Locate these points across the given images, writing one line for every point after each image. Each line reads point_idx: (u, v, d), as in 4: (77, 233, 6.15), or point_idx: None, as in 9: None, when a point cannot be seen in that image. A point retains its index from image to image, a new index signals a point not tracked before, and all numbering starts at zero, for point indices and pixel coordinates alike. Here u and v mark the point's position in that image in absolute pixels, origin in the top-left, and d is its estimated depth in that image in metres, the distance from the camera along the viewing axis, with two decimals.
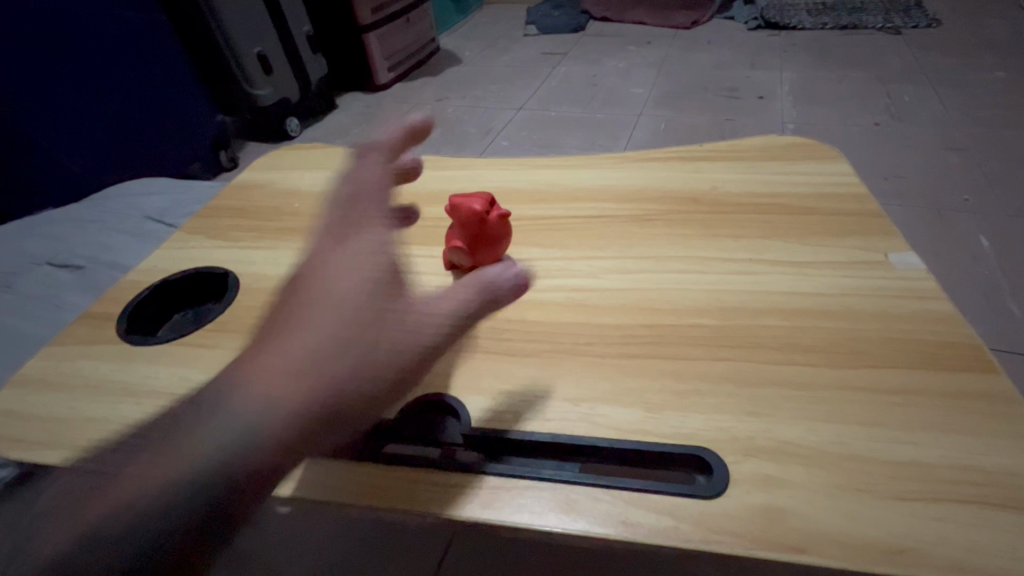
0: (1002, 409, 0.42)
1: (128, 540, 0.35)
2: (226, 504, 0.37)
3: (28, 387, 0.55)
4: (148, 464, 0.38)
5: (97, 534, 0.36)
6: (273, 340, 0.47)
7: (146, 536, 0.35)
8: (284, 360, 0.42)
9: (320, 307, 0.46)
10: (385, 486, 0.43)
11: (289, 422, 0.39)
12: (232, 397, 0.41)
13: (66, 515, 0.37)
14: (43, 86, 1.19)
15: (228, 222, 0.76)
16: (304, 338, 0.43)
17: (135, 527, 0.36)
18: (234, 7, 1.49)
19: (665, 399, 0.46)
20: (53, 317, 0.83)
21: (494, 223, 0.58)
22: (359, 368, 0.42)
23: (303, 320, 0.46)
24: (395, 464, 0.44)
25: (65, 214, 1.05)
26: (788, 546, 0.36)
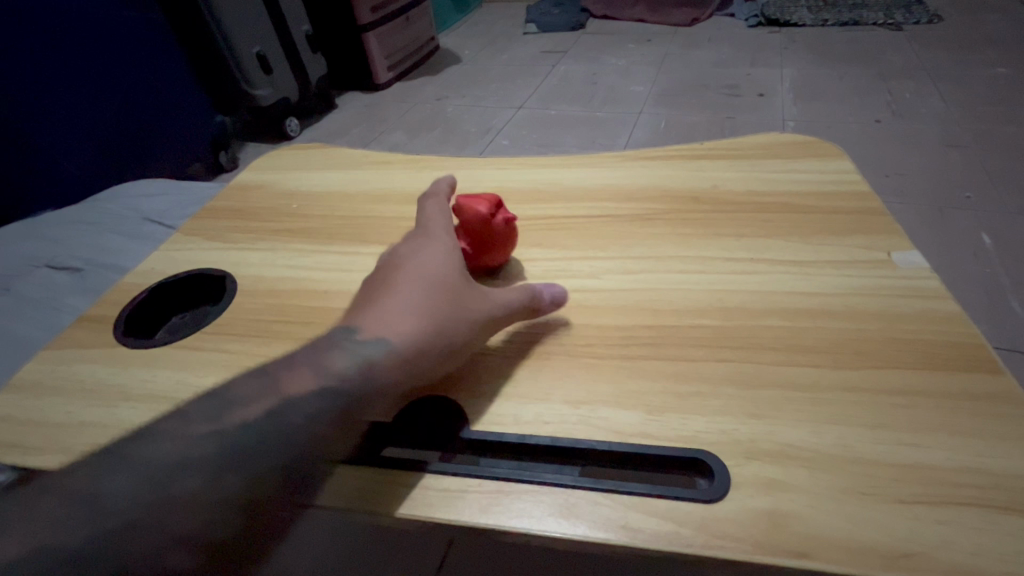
0: (1009, 410, 0.42)
1: (199, 483, 0.33)
2: (307, 458, 0.36)
3: (24, 391, 0.55)
4: (222, 411, 0.36)
5: (158, 476, 0.33)
6: (354, 301, 0.48)
7: (218, 481, 0.33)
8: (379, 318, 0.44)
9: (408, 271, 0.47)
10: (381, 492, 0.42)
11: (383, 378, 0.41)
12: (314, 357, 0.41)
13: (114, 457, 0.34)
14: (41, 88, 1.18)
15: (226, 223, 0.75)
16: (395, 299, 0.45)
17: (207, 472, 0.33)
18: (232, 7, 1.48)
19: (666, 401, 0.45)
20: (51, 320, 0.83)
21: (499, 226, 0.57)
22: (444, 334, 0.44)
23: (392, 280, 0.47)
24: (392, 468, 0.43)
25: (63, 216, 1.05)
26: (792, 551, 0.36)
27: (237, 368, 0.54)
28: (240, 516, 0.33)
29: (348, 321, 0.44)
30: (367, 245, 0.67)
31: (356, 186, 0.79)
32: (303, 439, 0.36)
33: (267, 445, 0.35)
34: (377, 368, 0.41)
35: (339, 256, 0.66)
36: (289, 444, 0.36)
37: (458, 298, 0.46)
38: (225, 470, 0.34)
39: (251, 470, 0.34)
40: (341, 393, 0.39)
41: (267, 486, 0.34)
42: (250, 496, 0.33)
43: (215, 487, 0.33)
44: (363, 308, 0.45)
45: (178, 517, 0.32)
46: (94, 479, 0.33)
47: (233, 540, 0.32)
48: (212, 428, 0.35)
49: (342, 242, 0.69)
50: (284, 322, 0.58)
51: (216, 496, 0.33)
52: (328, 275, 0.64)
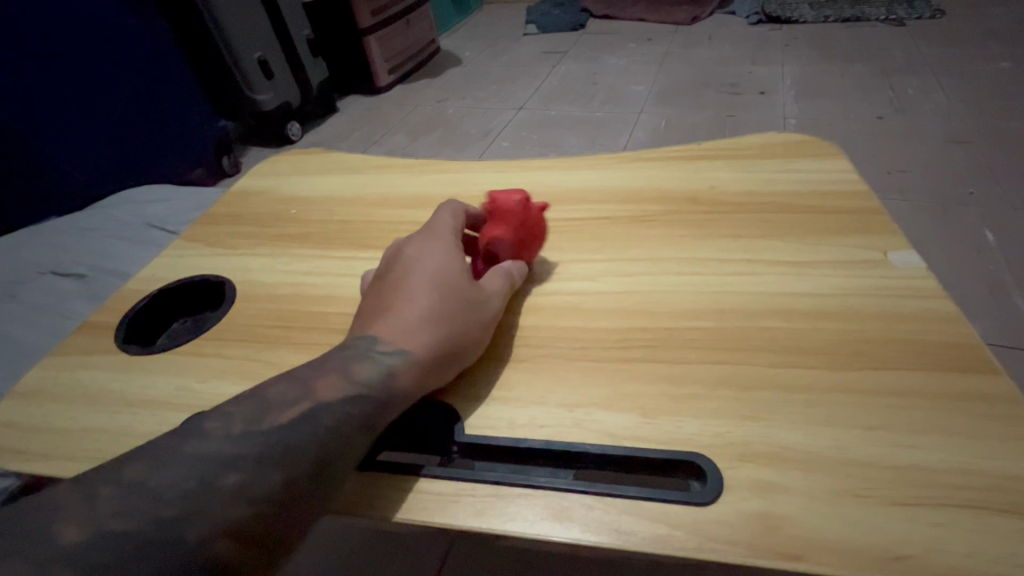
0: (1005, 410, 0.41)
1: (240, 478, 0.34)
2: (339, 455, 0.38)
3: (28, 399, 0.56)
4: (258, 412, 0.37)
5: (199, 471, 0.34)
6: (361, 311, 0.48)
7: (261, 476, 0.34)
8: (392, 325, 0.44)
9: (415, 276, 0.47)
10: (376, 495, 0.43)
11: (404, 387, 0.42)
12: (339, 361, 0.42)
13: (152, 456, 0.34)
14: (45, 97, 1.20)
15: (226, 229, 0.76)
16: (407, 309, 0.45)
17: (248, 467, 0.34)
18: (233, 13, 1.49)
19: (661, 404, 0.45)
20: (56, 326, 0.84)
21: (535, 212, 0.60)
22: (452, 335, 0.46)
23: (399, 288, 0.47)
24: (389, 472, 0.43)
25: (69, 223, 1.06)
26: (785, 554, 0.36)
27: (236, 374, 0.54)
28: (280, 507, 0.34)
29: (362, 333, 0.45)
30: (365, 250, 0.68)
31: (354, 190, 0.79)
32: (336, 437, 0.38)
33: (304, 441, 0.37)
34: (398, 379, 0.42)
35: (337, 261, 0.67)
36: (323, 441, 0.37)
37: (464, 300, 0.47)
38: (265, 465, 0.35)
39: (290, 465, 0.35)
40: (368, 399, 0.40)
41: (305, 479, 0.35)
42: (289, 490, 0.35)
43: (256, 482, 0.34)
44: (375, 318, 0.46)
45: (220, 509, 0.32)
46: (135, 474, 0.33)
47: (272, 531, 0.33)
48: (249, 426, 0.36)
49: (340, 246, 0.69)
50: (283, 327, 0.58)
51: (257, 491, 0.34)
52: (326, 280, 0.64)
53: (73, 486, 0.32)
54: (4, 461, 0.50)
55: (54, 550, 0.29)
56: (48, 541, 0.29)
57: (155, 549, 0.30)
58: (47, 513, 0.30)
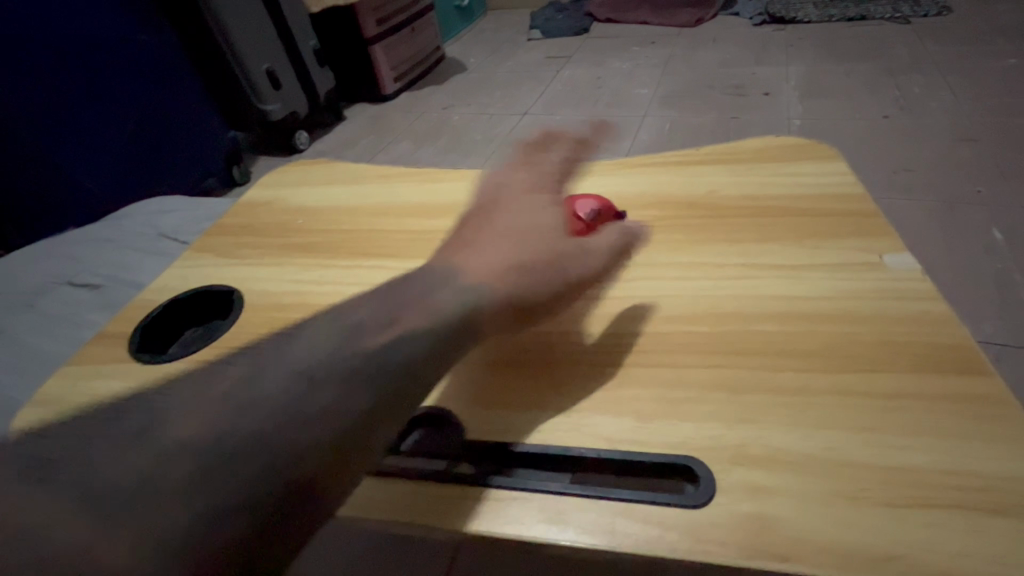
0: (999, 412, 0.42)
1: (334, 394, 0.32)
2: (390, 411, 0.34)
3: (45, 406, 0.58)
4: (349, 328, 0.35)
5: (239, 411, 0.29)
6: (450, 245, 0.48)
7: (354, 393, 0.32)
8: (480, 267, 0.44)
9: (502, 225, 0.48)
10: (413, 500, 0.44)
11: (475, 325, 0.41)
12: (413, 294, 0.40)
13: (247, 365, 0.32)
14: (61, 113, 1.24)
15: (235, 240, 0.78)
16: (494, 250, 0.46)
17: (341, 383, 0.32)
18: (242, 26, 1.53)
19: (657, 408, 0.46)
20: (73, 336, 0.87)
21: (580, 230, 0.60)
22: (534, 286, 0.44)
23: (488, 233, 0.48)
24: (422, 478, 0.45)
25: (83, 234, 1.09)
26: (776, 555, 0.37)
27: None
28: (344, 448, 0.31)
29: (449, 263, 0.45)
30: (369, 259, 0.70)
31: (359, 200, 0.81)
32: (387, 391, 0.34)
33: (355, 391, 0.32)
34: (480, 314, 0.41)
35: (342, 269, 0.69)
36: (376, 392, 0.33)
37: (554, 254, 0.46)
38: (359, 385, 0.33)
39: (382, 385, 0.34)
40: (441, 331, 0.38)
41: (348, 437, 0.31)
42: (379, 412, 0.33)
43: (349, 399, 0.32)
44: (463, 254, 0.46)
45: (257, 459, 0.28)
46: (168, 410, 0.29)
47: (363, 451, 0.32)
48: (300, 362, 0.32)
49: (345, 255, 0.71)
50: None
51: (351, 408, 0.32)
52: (331, 288, 0.66)
53: (100, 420, 0.29)
54: None
55: (108, 478, 0.26)
56: (156, 444, 0.28)
57: (255, 453, 0.28)
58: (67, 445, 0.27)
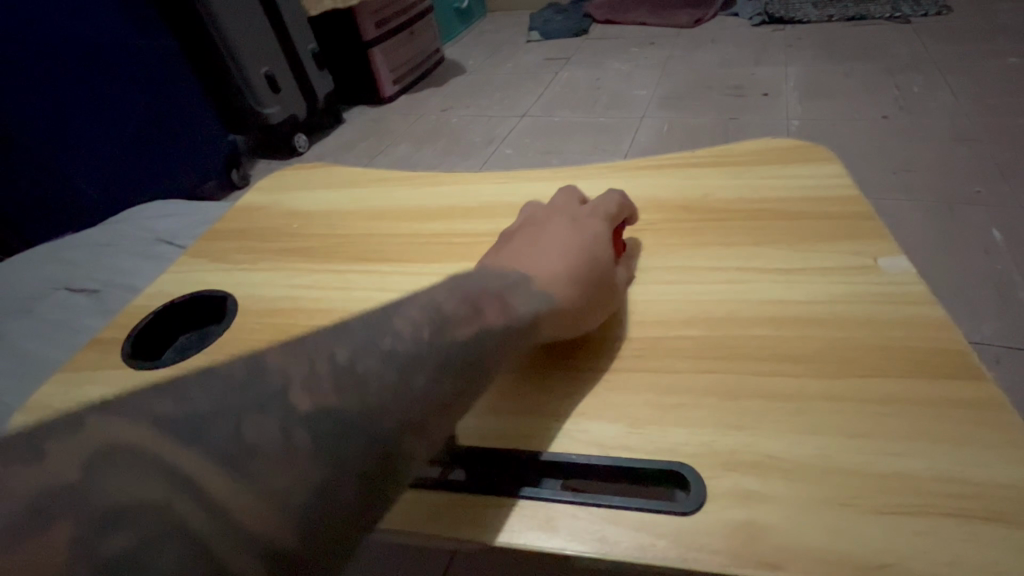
0: (993, 418, 0.41)
1: (428, 380, 0.32)
2: (467, 401, 0.34)
3: (37, 412, 0.58)
4: (437, 316, 0.35)
5: (342, 386, 0.29)
6: (502, 255, 0.49)
7: (443, 382, 0.33)
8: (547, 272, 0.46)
9: (553, 237, 0.50)
10: (476, 516, 0.42)
11: (541, 328, 0.43)
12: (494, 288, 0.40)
13: (349, 338, 0.31)
14: (59, 117, 1.25)
15: (229, 244, 0.78)
16: (553, 259, 0.47)
17: (434, 370, 0.32)
18: (240, 29, 1.53)
19: (648, 414, 0.46)
20: (69, 340, 0.87)
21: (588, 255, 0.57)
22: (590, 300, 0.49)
23: (542, 243, 0.49)
24: (484, 492, 0.43)
25: (81, 239, 1.09)
26: (765, 563, 0.36)
27: None
28: (431, 434, 0.31)
29: (511, 268, 0.45)
30: (362, 263, 0.69)
31: (354, 204, 0.81)
32: (462, 387, 0.34)
33: (439, 378, 0.33)
34: (546, 319, 0.43)
35: (335, 274, 0.69)
36: (459, 381, 0.34)
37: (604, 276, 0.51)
38: (447, 374, 0.33)
39: (464, 376, 0.34)
40: (521, 330, 0.40)
41: (430, 429, 0.31)
42: (459, 403, 0.34)
43: (440, 387, 0.32)
44: (522, 261, 0.47)
45: (354, 440, 0.28)
46: (281, 375, 0.28)
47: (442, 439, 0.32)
48: (397, 343, 0.32)
49: (339, 260, 0.71)
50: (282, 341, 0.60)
51: (441, 395, 0.32)
52: (324, 293, 0.66)
53: (205, 382, 0.27)
54: None
55: (225, 446, 0.25)
56: (271, 413, 0.27)
57: (361, 432, 0.28)
58: (175, 404, 0.26)
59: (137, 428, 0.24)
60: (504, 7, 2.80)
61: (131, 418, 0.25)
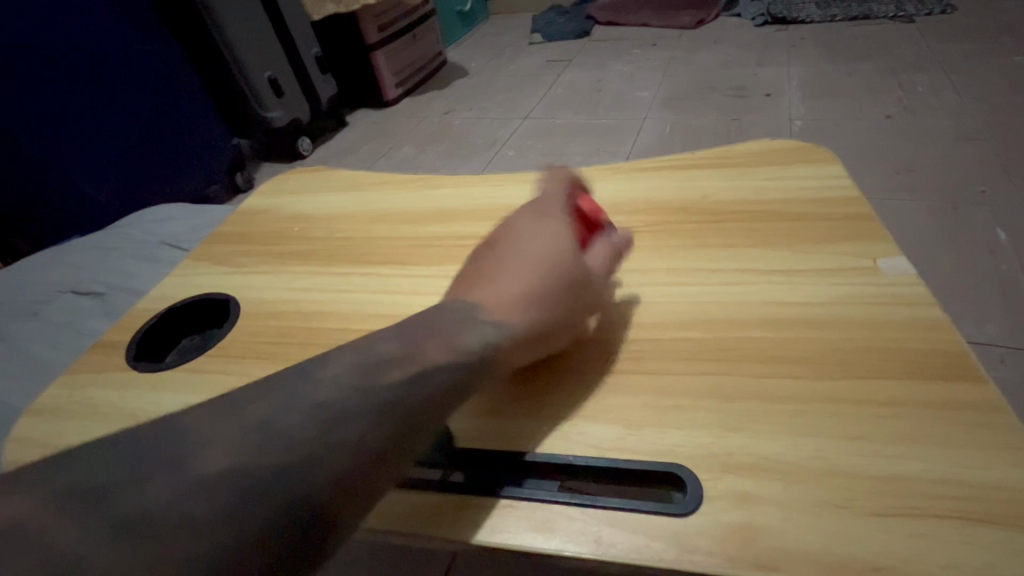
0: (992, 420, 0.41)
1: (350, 432, 0.32)
2: (402, 448, 0.34)
3: (42, 415, 0.59)
4: (365, 364, 0.35)
5: (249, 452, 0.29)
6: (459, 282, 0.48)
7: (369, 432, 0.32)
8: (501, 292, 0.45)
9: (511, 253, 0.48)
10: (453, 516, 0.43)
11: (498, 354, 0.42)
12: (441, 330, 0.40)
13: (267, 398, 0.32)
14: (66, 122, 1.26)
15: (232, 248, 0.79)
16: (506, 283, 0.46)
17: (357, 421, 0.32)
18: (244, 33, 1.54)
19: (646, 416, 0.46)
20: (75, 344, 0.88)
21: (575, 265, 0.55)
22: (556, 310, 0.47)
23: (499, 263, 0.48)
24: (463, 492, 0.44)
25: (88, 243, 1.11)
26: (762, 564, 0.36)
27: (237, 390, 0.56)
28: (354, 487, 0.31)
29: (462, 300, 0.45)
30: (363, 266, 0.70)
31: (355, 207, 0.82)
32: (395, 433, 0.33)
33: (363, 441, 0.32)
34: (500, 348, 0.42)
35: (336, 277, 0.69)
36: (389, 428, 0.33)
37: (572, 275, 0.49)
38: (374, 422, 0.33)
39: (396, 422, 0.34)
40: (468, 366, 0.39)
41: (351, 485, 0.31)
42: (392, 451, 0.33)
43: (364, 437, 0.32)
44: (475, 290, 0.46)
45: (264, 503, 0.28)
46: (191, 439, 0.29)
47: (371, 491, 0.32)
48: (317, 397, 0.32)
49: (340, 262, 0.71)
50: (283, 344, 0.61)
51: (366, 447, 0.32)
52: (326, 296, 0.66)
53: (123, 447, 0.28)
54: None
55: (123, 514, 0.26)
56: (174, 480, 0.27)
57: (270, 493, 0.28)
58: (86, 475, 0.27)
59: (39, 502, 0.25)
60: (506, 10, 2.81)
61: (33, 490, 0.26)
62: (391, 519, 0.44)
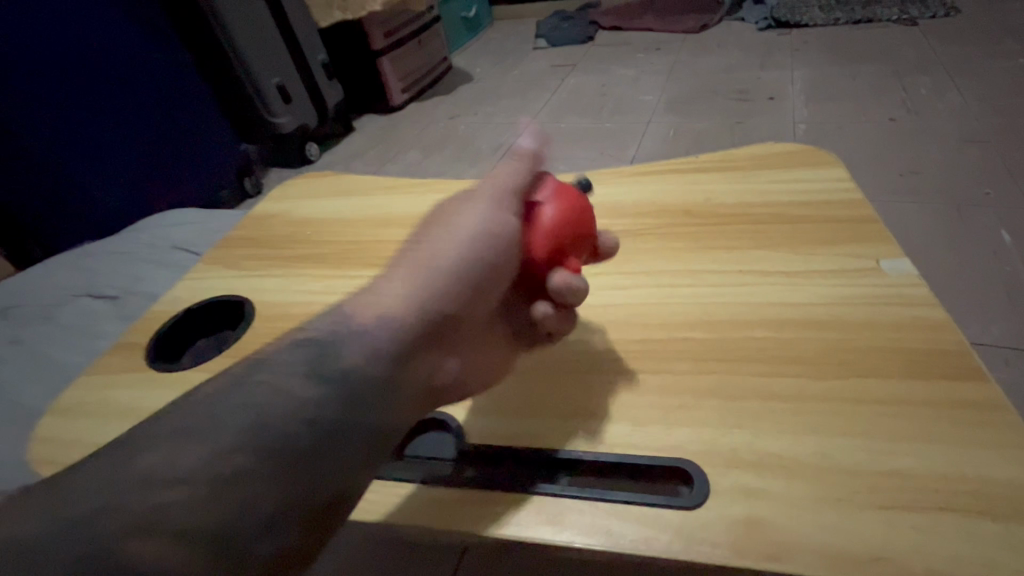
0: (993, 417, 0.42)
1: (192, 464, 0.33)
2: (260, 468, 0.34)
3: (63, 413, 0.61)
4: (204, 403, 0.36)
5: (86, 521, 0.30)
6: None
7: (214, 461, 0.33)
8: (373, 306, 0.43)
9: (404, 253, 0.48)
10: (463, 511, 0.44)
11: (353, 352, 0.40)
12: (300, 372, 0.38)
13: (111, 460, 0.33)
14: (79, 129, 1.29)
15: (245, 252, 0.81)
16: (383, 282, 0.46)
17: (198, 454, 0.33)
18: (252, 41, 1.57)
19: (652, 414, 0.47)
20: (91, 346, 0.90)
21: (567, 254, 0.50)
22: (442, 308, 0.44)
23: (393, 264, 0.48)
24: (475, 488, 0.45)
25: (102, 247, 1.13)
26: (766, 556, 0.37)
27: None
28: (205, 515, 0.31)
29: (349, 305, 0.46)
30: (374, 269, 0.71)
31: (364, 211, 0.83)
32: (247, 454, 0.34)
33: (207, 489, 0.32)
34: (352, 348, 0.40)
35: (347, 280, 0.70)
36: (240, 454, 0.34)
37: (451, 263, 0.46)
38: (216, 452, 0.33)
39: (245, 445, 0.34)
40: (318, 375, 0.38)
41: (201, 515, 0.31)
42: (242, 472, 0.33)
43: (207, 468, 0.33)
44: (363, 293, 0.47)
45: (103, 552, 0.29)
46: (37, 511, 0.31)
47: (226, 516, 0.32)
48: (158, 443, 0.34)
49: (350, 265, 0.73)
50: None
51: (212, 476, 0.33)
52: (337, 298, 0.68)
53: None
54: (45, 471, 0.56)
55: None
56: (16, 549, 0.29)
57: (112, 541, 0.30)
58: None
59: None
60: (511, 15, 2.83)
61: None
62: (404, 513, 0.45)
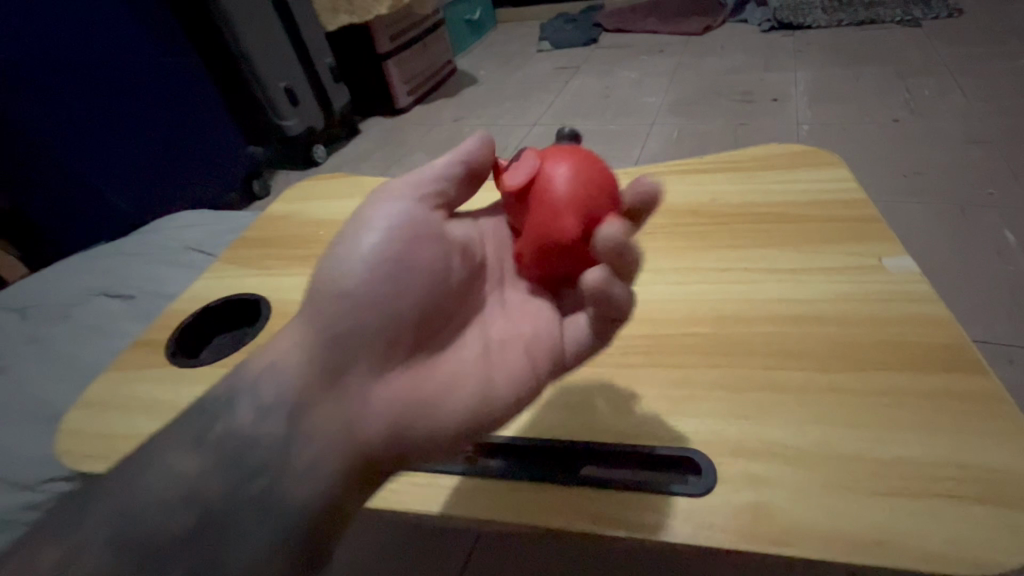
0: (992, 408, 0.44)
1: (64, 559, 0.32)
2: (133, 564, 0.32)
3: (91, 408, 0.63)
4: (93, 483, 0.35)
5: None
6: None
7: (85, 556, 0.32)
8: (262, 359, 0.40)
9: None
10: (482, 499, 0.46)
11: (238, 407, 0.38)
12: (185, 447, 0.36)
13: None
14: (94, 133, 1.32)
15: (260, 251, 0.83)
16: None
17: (71, 548, 0.32)
18: (261, 45, 1.58)
19: (661, 406, 0.49)
20: (110, 344, 0.92)
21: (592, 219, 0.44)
22: (338, 344, 0.40)
23: None
24: (493, 477, 0.47)
25: (117, 248, 1.15)
26: (773, 540, 0.39)
27: None
28: None
29: None
30: None
31: None
32: (120, 550, 0.32)
33: None
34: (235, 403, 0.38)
35: None
36: (112, 548, 0.32)
37: (337, 293, 0.42)
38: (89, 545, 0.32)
39: (121, 538, 0.33)
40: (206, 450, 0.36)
41: None
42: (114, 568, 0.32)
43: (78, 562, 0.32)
44: None
45: None
46: None
47: None
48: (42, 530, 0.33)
49: None
50: None
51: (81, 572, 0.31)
52: None
53: None
54: (76, 463, 0.58)
55: None
56: None
57: None
58: None
59: None
60: (514, 18, 2.85)
61: None
62: (426, 502, 0.47)
